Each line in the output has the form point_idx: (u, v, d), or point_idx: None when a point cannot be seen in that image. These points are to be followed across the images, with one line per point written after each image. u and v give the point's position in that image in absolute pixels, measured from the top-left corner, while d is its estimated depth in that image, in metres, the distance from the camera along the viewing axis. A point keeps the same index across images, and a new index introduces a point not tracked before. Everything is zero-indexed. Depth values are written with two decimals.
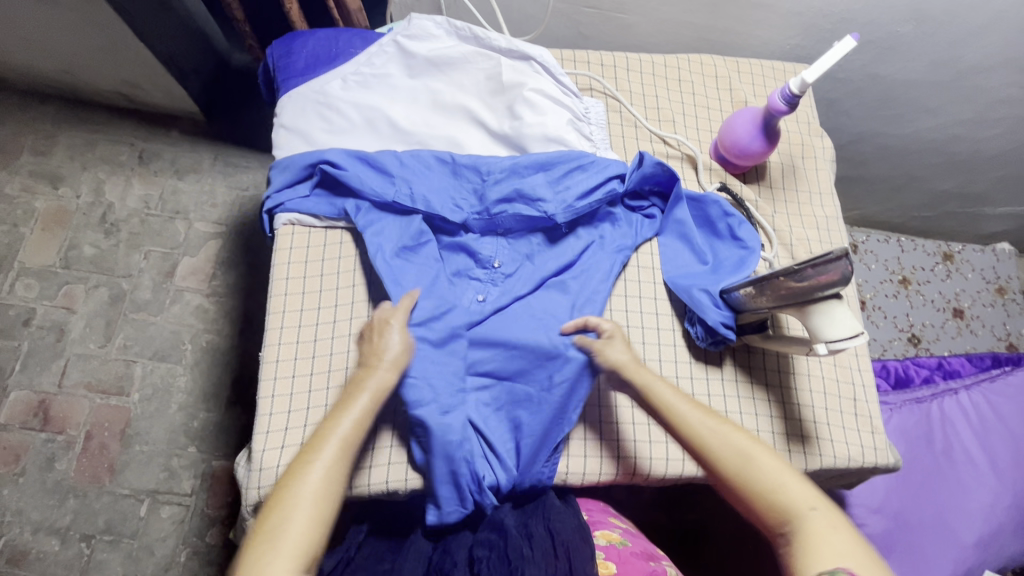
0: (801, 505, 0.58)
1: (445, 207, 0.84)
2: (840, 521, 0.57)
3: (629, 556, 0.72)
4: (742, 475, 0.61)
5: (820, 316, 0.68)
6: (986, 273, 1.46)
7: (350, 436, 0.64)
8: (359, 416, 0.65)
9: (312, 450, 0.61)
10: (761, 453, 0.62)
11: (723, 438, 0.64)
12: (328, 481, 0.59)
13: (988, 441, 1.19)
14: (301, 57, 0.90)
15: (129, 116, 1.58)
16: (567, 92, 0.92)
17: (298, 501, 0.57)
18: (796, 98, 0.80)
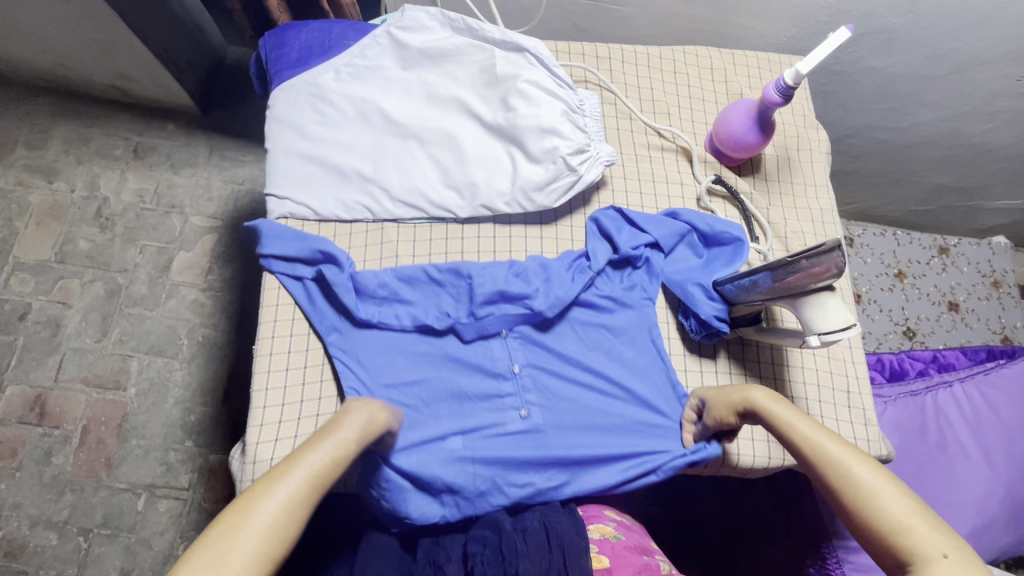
0: (932, 551, 0.55)
1: (454, 296, 0.82)
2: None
3: (623, 550, 0.72)
4: (864, 508, 0.60)
5: (812, 308, 0.68)
6: (981, 266, 1.46)
7: (318, 473, 0.60)
8: (330, 453, 0.63)
9: (276, 479, 0.58)
10: (887, 489, 0.60)
11: (845, 468, 0.63)
12: (283, 517, 0.56)
13: (982, 433, 1.19)
14: (294, 48, 0.90)
15: (123, 110, 1.57)
16: (561, 84, 0.89)
17: (246, 529, 0.54)
18: (791, 89, 0.80)
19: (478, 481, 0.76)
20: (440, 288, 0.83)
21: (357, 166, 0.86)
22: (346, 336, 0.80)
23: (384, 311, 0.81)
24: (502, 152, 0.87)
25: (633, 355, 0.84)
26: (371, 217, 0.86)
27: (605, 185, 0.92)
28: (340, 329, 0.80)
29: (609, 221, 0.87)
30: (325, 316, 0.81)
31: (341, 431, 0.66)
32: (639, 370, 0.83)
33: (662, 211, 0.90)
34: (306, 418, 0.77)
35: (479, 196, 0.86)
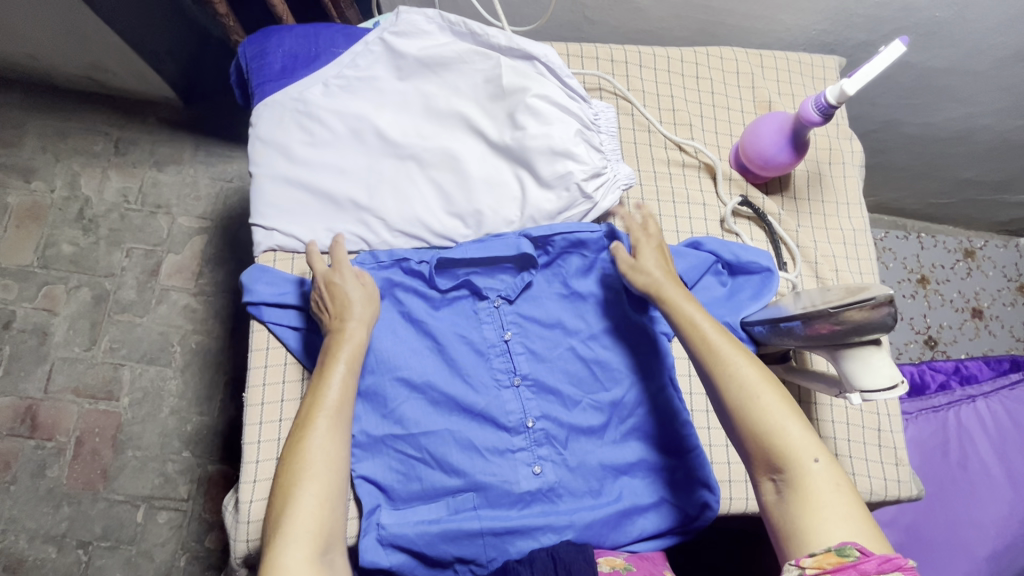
0: (802, 456, 0.55)
1: (458, 329, 0.78)
2: (839, 475, 0.54)
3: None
4: (744, 415, 0.58)
5: (852, 362, 0.62)
6: (1007, 271, 1.40)
7: (332, 408, 0.62)
8: (337, 393, 0.63)
9: (302, 429, 0.61)
10: (771, 392, 0.58)
11: (738, 371, 0.59)
12: (327, 456, 0.60)
13: (1005, 451, 1.15)
14: (278, 57, 0.81)
15: (100, 102, 1.46)
16: (574, 96, 0.81)
17: (305, 480, 0.58)
18: (832, 109, 0.72)
19: (489, 549, 0.71)
20: (446, 326, 0.77)
21: (351, 193, 0.78)
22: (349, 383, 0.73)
23: (387, 353, 0.74)
24: (510, 175, 0.79)
25: (652, 402, 0.78)
26: (367, 248, 0.79)
27: (623, 207, 0.84)
28: None
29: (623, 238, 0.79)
30: None
31: (330, 364, 0.64)
32: (661, 418, 0.77)
33: (683, 241, 0.83)
34: None
35: (484, 225, 0.79)
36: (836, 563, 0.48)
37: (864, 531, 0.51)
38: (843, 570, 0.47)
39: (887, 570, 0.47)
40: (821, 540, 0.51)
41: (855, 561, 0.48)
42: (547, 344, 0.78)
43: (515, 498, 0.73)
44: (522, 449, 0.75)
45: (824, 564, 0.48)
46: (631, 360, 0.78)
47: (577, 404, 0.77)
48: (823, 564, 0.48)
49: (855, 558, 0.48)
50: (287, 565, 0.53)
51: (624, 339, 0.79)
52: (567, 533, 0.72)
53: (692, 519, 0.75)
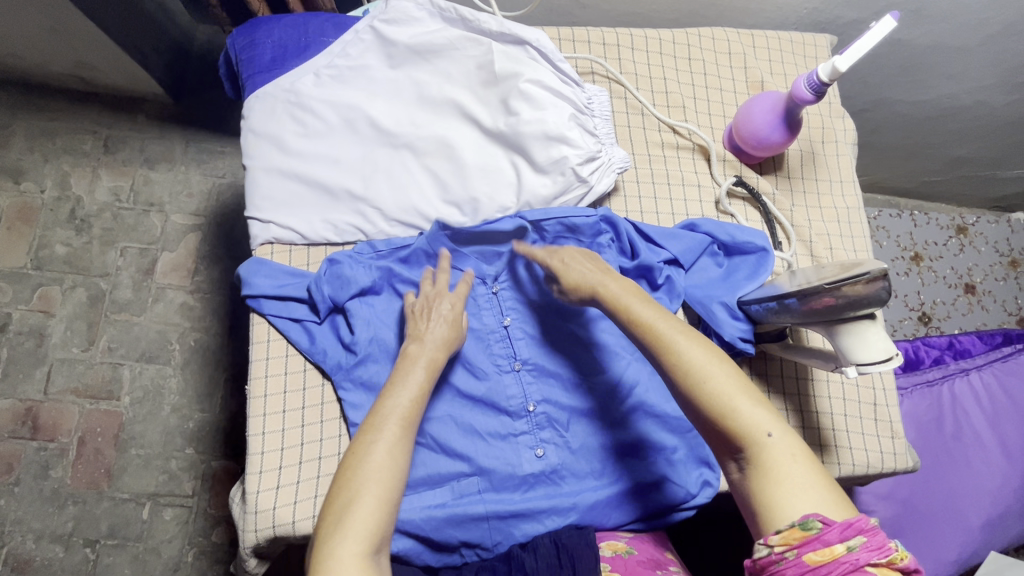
0: (756, 432, 0.54)
1: None
2: (795, 446, 0.54)
3: (635, 566, 0.69)
4: (701, 398, 0.56)
5: (850, 336, 0.63)
6: (999, 245, 1.41)
7: (404, 414, 0.61)
8: (410, 397, 0.62)
9: (372, 429, 0.59)
10: (719, 371, 0.57)
11: (684, 354, 0.58)
12: (391, 461, 0.57)
13: (997, 421, 1.18)
14: (268, 48, 0.80)
15: (87, 101, 1.44)
16: (567, 81, 0.81)
17: (365, 478, 0.56)
18: (824, 86, 0.72)
19: (494, 533, 0.72)
20: None
21: (346, 183, 0.78)
22: (351, 372, 0.73)
23: (384, 343, 0.74)
24: (505, 161, 0.79)
25: (651, 383, 0.77)
26: (364, 239, 0.78)
27: (617, 191, 0.85)
28: (344, 366, 0.74)
29: (621, 222, 0.79)
30: (327, 353, 0.74)
31: (407, 370, 0.65)
32: (662, 398, 0.77)
33: (679, 223, 0.83)
34: (309, 463, 0.72)
35: (481, 212, 0.79)
36: (801, 537, 0.48)
37: (826, 499, 0.51)
38: (808, 544, 0.47)
39: (849, 536, 0.47)
40: (787, 514, 0.50)
41: (819, 533, 0.47)
42: (547, 329, 0.79)
43: (519, 480, 0.74)
44: (524, 433, 0.76)
45: (791, 540, 0.48)
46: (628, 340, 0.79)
47: (578, 384, 0.78)
48: (790, 540, 0.48)
49: (819, 530, 0.47)
50: (342, 558, 0.51)
51: None
52: (570, 515, 0.73)
53: (691, 497, 0.76)
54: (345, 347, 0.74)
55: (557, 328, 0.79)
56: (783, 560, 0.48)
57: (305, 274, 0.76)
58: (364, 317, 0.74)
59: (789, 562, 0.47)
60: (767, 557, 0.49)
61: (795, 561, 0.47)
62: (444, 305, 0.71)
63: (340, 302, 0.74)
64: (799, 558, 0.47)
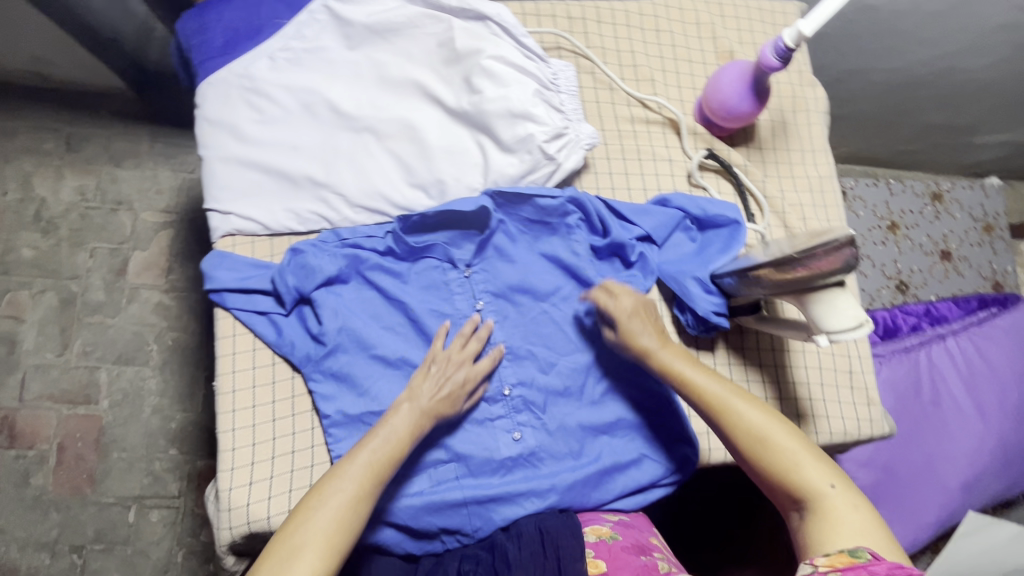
0: (818, 484, 0.57)
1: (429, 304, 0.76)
2: (856, 497, 0.56)
3: (620, 551, 0.67)
4: (758, 454, 0.60)
5: (820, 304, 0.63)
6: (974, 211, 1.42)
7: (376, 470, 0.62)
8: (384, 451, 0.63)
9: (331, 483, 0.60)
10: (778, 429, 0.61)
11: (743, 415, 0.62)
12: (341, 521, 0.58)
13: (974, 385, 1.19)
14: (218, 32, 0.77)
15: (45, 98, 1.39)
16: (531, 56, 0.79)
17: (308, 536, 0.56)
18: (790, 52, 0.71)
19: (474, 518, 0.71)
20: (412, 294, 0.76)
21: (307, 170, 0.76)
22: (321, 364, 0.72)
23: (354, 333, 0.72)
24: (471, 142, 0.77)
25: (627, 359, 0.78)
26: (329, 227, 0.76)
27: (587, 168, 0.83)
28: (314, 358, 0.72)
29: (589, 202, 0.78)
30: (296, 346, 0.72)
31: (392, 423, 0.66)
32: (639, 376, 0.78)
33: (650, 199, 0.82)
34: (282, 457, 0.71)
35: (448, 194, 0.77)
36: (848, 563, 0.50)
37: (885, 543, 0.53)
38: (853, 569, 0.49)
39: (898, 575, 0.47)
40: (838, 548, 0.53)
41: (865, 561, 0.49)
42: (522, 312, 0.78)
43: (496, 465, 0.73)
44: (502, 419, 0.75)
45: (836, 563, 0.50)
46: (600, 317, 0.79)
47: (554, 364, 0.77)
48: (835, 562, 0.50)
49: (865, 559, 0.50)
50: None
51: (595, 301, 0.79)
52: (551, 499, 0.73)
53: (670, 473, 0.77)
54: (314, 339, 0.73)
55: (531, 310, 0.78)
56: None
57: (268, 266, 0.74)
58: (333, 308, 0.72)
59: None
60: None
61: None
62: (459, 376, 0.70)
63: (305, 293, 0.72)
64: None
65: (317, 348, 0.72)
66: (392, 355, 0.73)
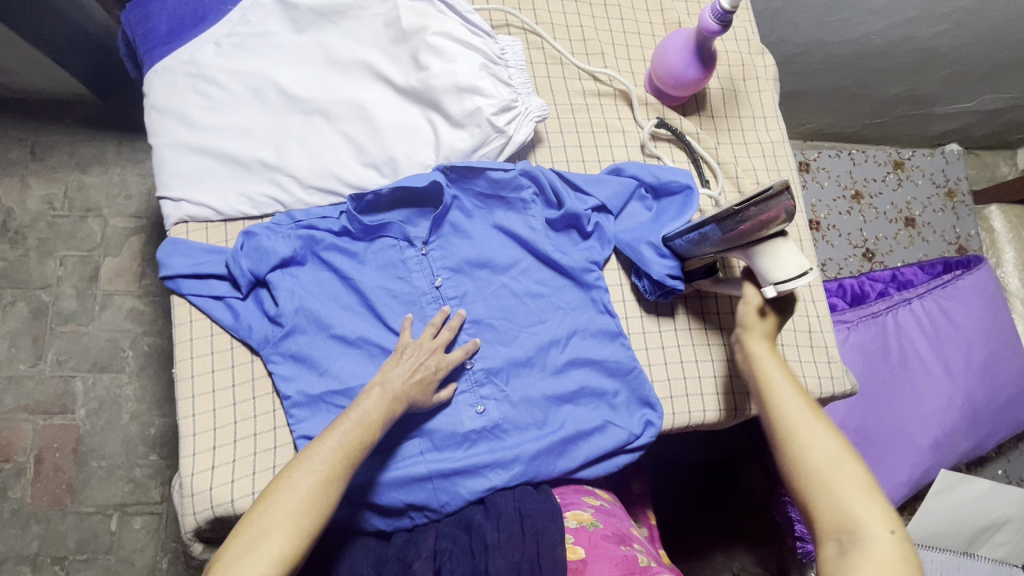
0: (878, 527, 0.50)
1: (388, 282, 0.76)
2: (914, 560, 0.50)
3: (599, 539, 0.67)
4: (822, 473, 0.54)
5: (767, 250, 0.62)
6: (936, 177, 1.43)
7: (348, 452, 0.60)
8: (356, 433, 0.62)
9: (297, 471, 0.58)
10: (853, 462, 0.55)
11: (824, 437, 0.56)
12: (305, 511, 0.56)
13: (941, 345, 1.21)
14: (163, 21, 0.77)
15: (5, 107, 1.37)
16: (478, 32, 0.80)
17: (271, 528, 0.54)
18: (728, 15, 0.72)
19: (440, 494, 0.72)
20: (370, 273, 0.76)
21: (258, 154, 0.76)
22: (280, 346, 0.72)
23: (311, 314, 0.72)
24: (421, 119, 0.78)
25: (587, 326, 0.79)
26: (283, 210, 0.76)
27: (541, 142, 0.84)
28: (272, 340, 0.72)
29: (541, 174, 0.79)
30: (254, 329, 0.72)
31: (364, 406, 0.64)
32: (601, 344, 0.79)
33: (604, 168, 0.83)
34: (244, 440, 0.70)
35: (400, 172, 0.77)
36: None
37: None
38: None
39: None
40: None
41: None
42: (480, 286, 0.78)
43: (461, 438, 0.74)
44: (467, 394, 0.75)
45: None
46: (559, 288, 0.79)
47: (515, 336, 0.77)
48: None
49: None
50: None
51: (554, 273, 0.80)
52: (517, 470, 0.73)
53: (635, 438, 0.77)
54: (271, 321, 0.73)
55: (489, 284, 0.78)
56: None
57: (222, 250, 0.74)
58: (290, 291, 0.72)
59: None
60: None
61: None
62: (429, 361, 0.70)
63: (260, 276, 0.72)
64: None
65: (275, 330, 0.72)
66: (350, 333, 0.73)
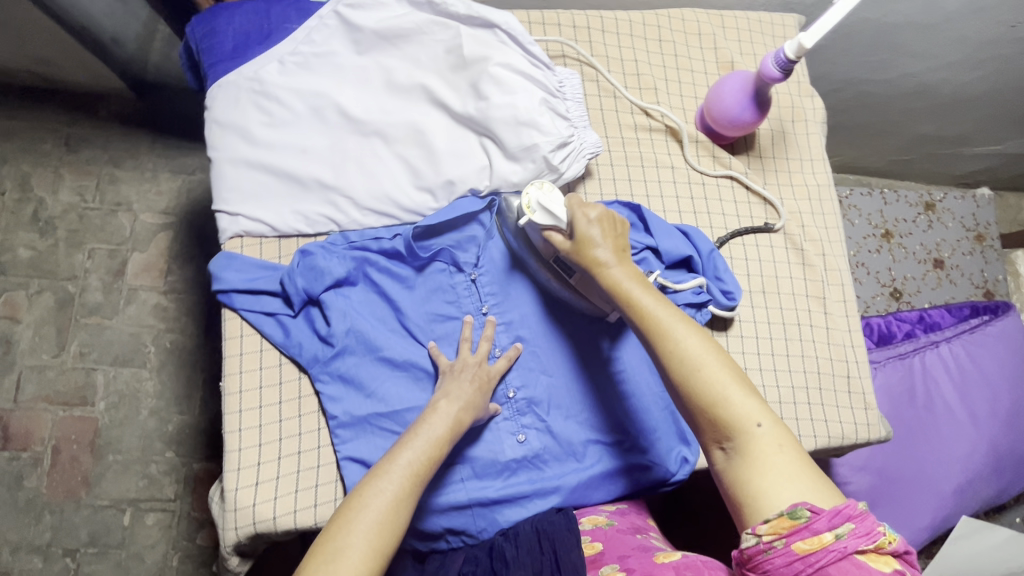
0: (746, 421, 0.53)
1: (438, 307, 0.77)
2: (785, 444, 0.52)
3: (616, 533, 0.68)
4: (692, 387, 0.55)
5: (540, 214, 0.68)
6: (966, 221, 1.43)
7: (417, 469, 0.61)
8: (425, 451, 0.62)
9: (370, 489, 0.58)
10: (720, 365, 0.56)
11: (681, 342, 0.57)
12: (382, 532, 0.56)
13: (966, 391, 1.21)
14: (229, 36, 0.77)
15: (44, 98, 1.37)
16: (538, 64, 0.81)
17: (345, 553, 0.53)
18: (792, 63, 0.73)
19: (478, 520, 0.72)
20: (421, 295, 0.77)
21: (315, 172, 0.76)
22: (328, 367, 0.72)
23: (361, 335, 0.73)
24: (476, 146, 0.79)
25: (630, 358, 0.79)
26: (337, 230, 0.77)
27: (592, 174, 0.85)
28: (320, 359, 0.72)
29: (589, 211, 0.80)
30: (303, 348, 0.73)
31: (430, 423, 0.65)
32: (641, 375, 0.79)
33: (634, 211, 0.82)
34: (289, 458, 0.71)
35: (454, 197, 0.78)
36: (790, 527, 0.47)
37: (807, 489, 0.49)
38: (797, 533, 0.47)
39: (837, 524, 0.46)
40: (770, 499, 0.49)
41: (807, 522, 0.47)
42: (526, 316, 0.78)
43: (501, 467, 0.74)
44: (512, 421, 0.76)
45: (779, 529, 0.47)
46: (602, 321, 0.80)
47: (557, 366, 0.78)
48: (778, 529, 0.47)
49: (807, 519, 0.47)
50: None
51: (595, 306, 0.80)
52: (551, 499, 0.74)
53: (671, 476, 0.77)
54: (319, 339, 0.73)
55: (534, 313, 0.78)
56: (770, 550, 0.47)
57: (276, 267, 0.75)
58: (342, 311, 0.73)
59: (777, 551, 0.47)
60: (755, 547, 0.48)
61: (784, 550, 0.47)
62: (483, 378, 0.71)
63: (314, 295, 0.73)
64: (787, 547, 0.47)
65: (324, 350, 0.73)
66: (399, 355, 0.73)
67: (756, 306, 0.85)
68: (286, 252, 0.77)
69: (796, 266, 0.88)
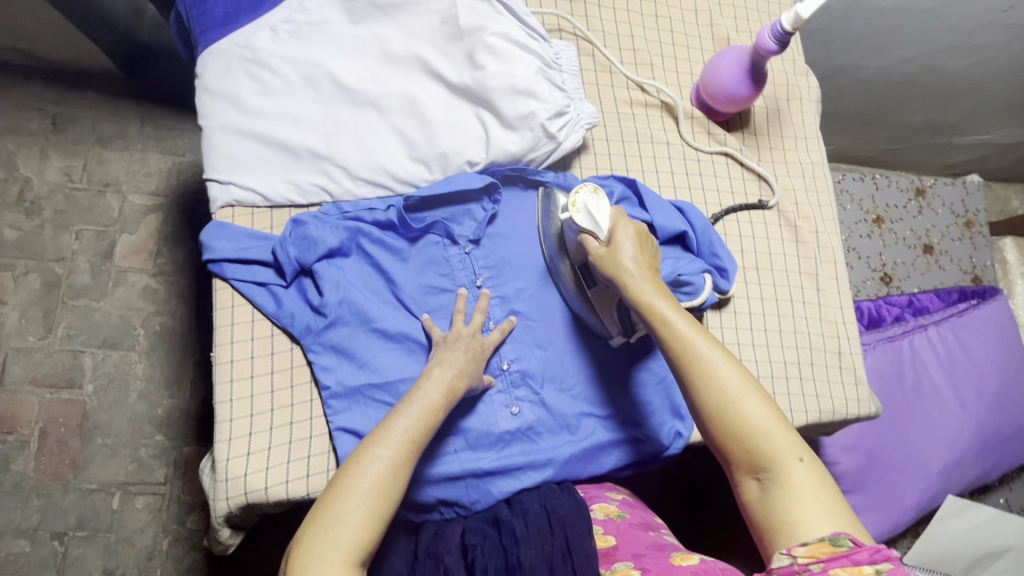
0: (789, 456, 0.54)
1: (431, 278, 0.76)
2: (823, 477, 0.54)
3: (628, 528, 0.69)
4: (731, 418, 0.56)
5: (588, 218, 0.68)
6: (955, 207, 1.45)
7: (413, 436, 0.61)
8: (421, 418, 0.62)
9: (366, 456, 0.58)
10: (756, 399, 0.56)
11: (718, 372, 0.57)
12: (377, 499, 0.56)
13: (954, 373, 1.23)
14: (220, 2, 0.76)
15: (28, 75, 1.33)
16: (534, 36, 0.80)
17: (343, 520, 0.54)
18: (788, 35, 0.73)
19: (472, 490, 0.72)
20: (414, 266, 0.76)
21: (309, 142, 0.75)
22: (321, 337, 0.72)
23: (354, 305, 0.72)
24: (471, 116, 0.78)
25: None
26: (330, 200, 0.76)
27: (587, 148, 0.84)
28: (313, 329, 0.72)
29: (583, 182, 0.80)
30: (296, 318, 0.72)
31: (425, 390, 0.65)
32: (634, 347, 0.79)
33: (629, 186, 0.81)
34: (281, 428, 0.70)
35: (450, 168, 0.77)
36: (829, 553, 0.48)
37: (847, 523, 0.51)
38: (837, 560, 0.48)
39: (877, 559, 0.47)
40: (811, 529, 0.51)
41: (848, 551, 0.48)
42: (520, 288, 0.78)
43: (495, 438, 0.74)
44: (506, 393, 0.76)
45: (818, 554, 0.48)
46: None
47: (552, 339, 0.78)
48: (816, 554, 0.48)
49: (847, 548, 0.48)
50: None
51: None
52: (545, 472, 0.74)
53: (664, 449, 0.77)
54: (311, 308, 0.73)
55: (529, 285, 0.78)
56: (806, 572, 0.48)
57: (268, 237, 0.74)
58: (334, 281, 0.72)
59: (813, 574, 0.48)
60: (790, 568, 0.49)
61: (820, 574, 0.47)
62: (478, 349, 0.71)
63: (307, 265, 0.72)
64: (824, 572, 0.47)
65: (316, 320, 0.72)
66: (393, 325, 0.73)
67: (750, 283, 0.86)
68: (278, 222, 0.76)
69: (790, 243, 0.89)
